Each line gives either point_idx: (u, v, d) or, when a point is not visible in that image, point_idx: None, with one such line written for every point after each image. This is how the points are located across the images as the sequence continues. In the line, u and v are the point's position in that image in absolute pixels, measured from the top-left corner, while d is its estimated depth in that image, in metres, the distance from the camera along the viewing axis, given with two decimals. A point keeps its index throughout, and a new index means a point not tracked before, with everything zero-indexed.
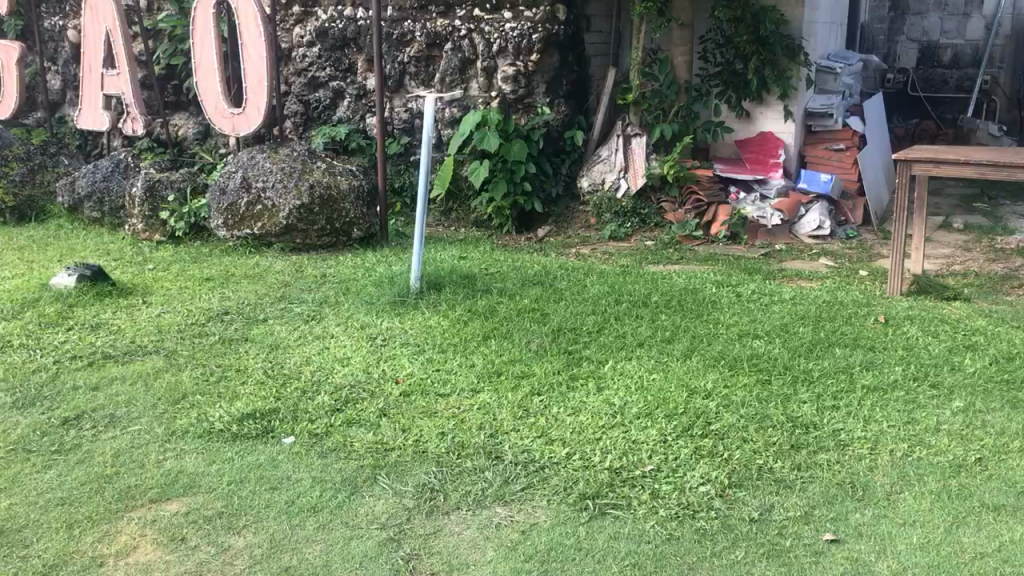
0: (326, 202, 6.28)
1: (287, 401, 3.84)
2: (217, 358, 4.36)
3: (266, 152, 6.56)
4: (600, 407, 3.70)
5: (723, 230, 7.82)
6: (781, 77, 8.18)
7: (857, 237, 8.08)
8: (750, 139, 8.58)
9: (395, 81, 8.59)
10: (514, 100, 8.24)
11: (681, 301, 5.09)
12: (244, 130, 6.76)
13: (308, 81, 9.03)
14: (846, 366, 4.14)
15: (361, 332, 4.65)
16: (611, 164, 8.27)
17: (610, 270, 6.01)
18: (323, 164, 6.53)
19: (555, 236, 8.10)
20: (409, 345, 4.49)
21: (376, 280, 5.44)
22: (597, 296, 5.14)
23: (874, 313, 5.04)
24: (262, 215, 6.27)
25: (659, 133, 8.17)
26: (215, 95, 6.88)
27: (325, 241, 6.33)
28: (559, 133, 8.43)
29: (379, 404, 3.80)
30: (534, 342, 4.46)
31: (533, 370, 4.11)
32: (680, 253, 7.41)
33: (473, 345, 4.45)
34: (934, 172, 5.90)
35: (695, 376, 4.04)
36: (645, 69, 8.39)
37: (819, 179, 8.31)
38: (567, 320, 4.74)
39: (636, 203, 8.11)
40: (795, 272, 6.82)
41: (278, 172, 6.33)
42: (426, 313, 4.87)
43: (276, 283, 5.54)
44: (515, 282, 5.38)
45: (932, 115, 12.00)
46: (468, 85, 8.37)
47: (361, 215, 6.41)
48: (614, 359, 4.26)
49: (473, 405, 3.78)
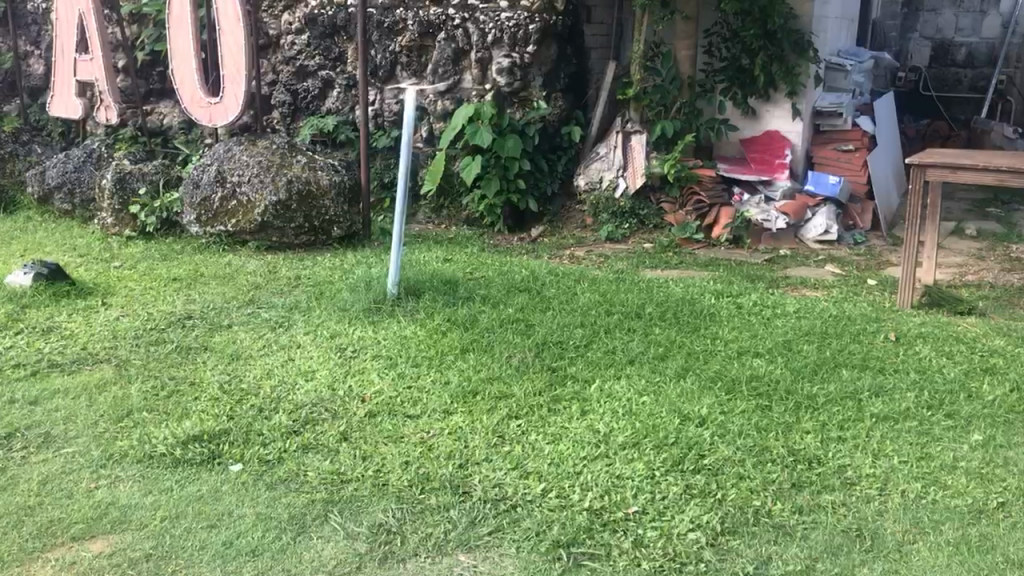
0: (305, 198, 5.95)
1: (240, 421, 3.51)
2: (170, 369, 4.03)
3: (244, 144, 6.27)
4: (582, 435, 3.36)
5: (725, 234, 7.49)
6: (789, 74, 7.82)
7: (865, 243, 7.75)
8: (755, 138, 8.20)
9: (386, 70, 8.28)
10: (509, 93, 7.86)
11: (677, 313, 4.74)
12: (221, 121, 6.42)
13: (297, 70, 8.70)
14: (853, 392, 3.79)
15: (329, 343, 4.31)
16: (609, 162, 7.90)
17: (603, 276, 5.65)
18: (303, 158, 6.20)
19: (549, 236, 7.76)
20: (380, 357, 4.15)
21: (352, 284, 5.10)
22: (588, 306, 4.80)
23: (885, 330, 4.69)
24: (237, 212, 5.96)
25: (661, 130, 7.81)
26: (191, 84, 6.56)
27: (303, 239, 6.00)
28: (555, 128, 8.07)
29: (341, 427, 3.46)
30: (515, 358, 4.12)
31: (511, 390, 3.76)
32: (678, 257, 7.07)
33: (449, 360, 4.11)
34: (951, 178, 5.53)
35: (689, 400, 3.69)
36: (647, 63, 8.03)
37: (827, 181, 7.94)
38: (553, 333, 4.40)
39: (635, 203, 7.77)
40: (799, 280, 6.48)
41: (254, 166, 6.02)
42: (402, 322, 4.53)
43: (246, 285, 5.22)
44: (501, 289, 5.04)
45: (943, 115, 11.69)
46: (462, 77, 8.02)
47: (341, 213, 6.07)
48: (602, 378, 3.92)
49: (443, 429, 3.44)
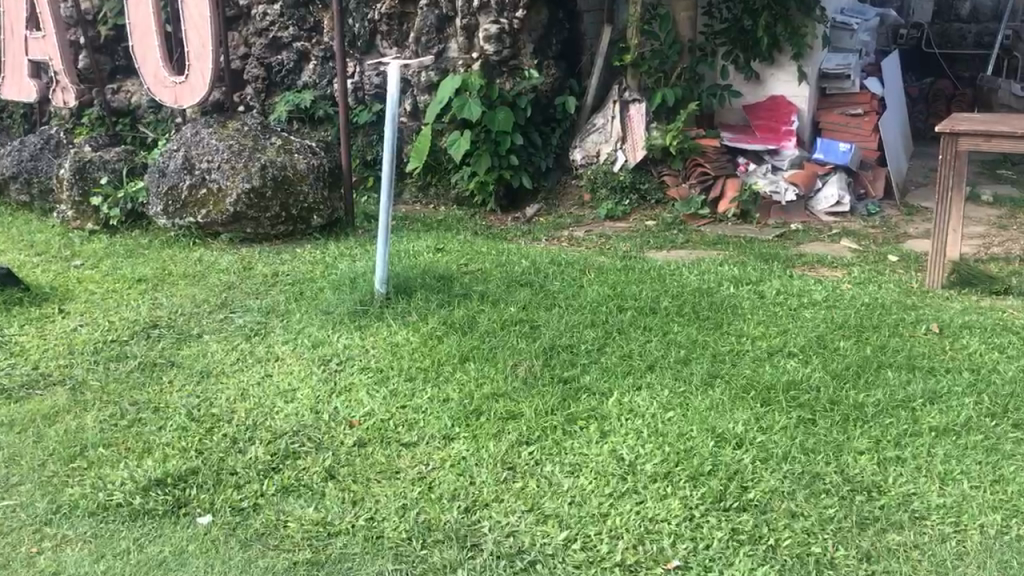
0: (281, 184, 5.44)
1: (210, 458, 3.06)
2: (133, 392, 3.56)
3: (213, 126, 5.76)
4: (606, 464, 2.92)
5: (732, 208, 7.01)
6: (795, 34, 7.37)
7: (880, 213, 7.31)
8: (759, 104, 7.74)
9: (365, 41, 7.85)
10: (498, 62, 7.31)
11: (696, 307, 4.28)
12: (189, 102, 5.90)
13: (270, 41, 8.17)
14: (906, 399, 3.37)
15: (311, 354, 3.85)
16: (606, 133, 7.47)
17: (607, 262, 5.20)
18: (278, 140, 5.71)
19: (544, 215, 7.30)
20: (369, 370, 3.69)
21: (336, 281, 4.63)
22: (598, 302, 4.34)
23: (926, 319, 4.25)
24: (207, 201, 5.44)
25: (661, 97, 7.28)
26: (153, 61, 5.99)
27: (280, 230, 5.50)
28: (548, 99, 7.58)
29: (327, 461, 3.00)
30: (521, 368, 3.66)
31: (520, 408, 3.31)
32: (684, 236, 6.63)
33: (448, 371, 3.65)
34: (985, 146, 5.06)
35: (721, 415, 3.26)
36: (645, 26, 7.49)
37: (838, 149, 7.45)
38: (562, 335, 3.96)
39: (635, 177, 7.30)
40: (816, 257, 6.05)
41: (225, 150, 5.51)
42: (393, 327, 4.06)
43: (218, 285, 4.75)
44: (499, 283, 4.58)
45: (947, 72, 11.16)
46: (447, 45, 7.46)
47: (321, 200, 5.58)
48: (620, 390, 3.47)
49: (444, 461, 3.00)
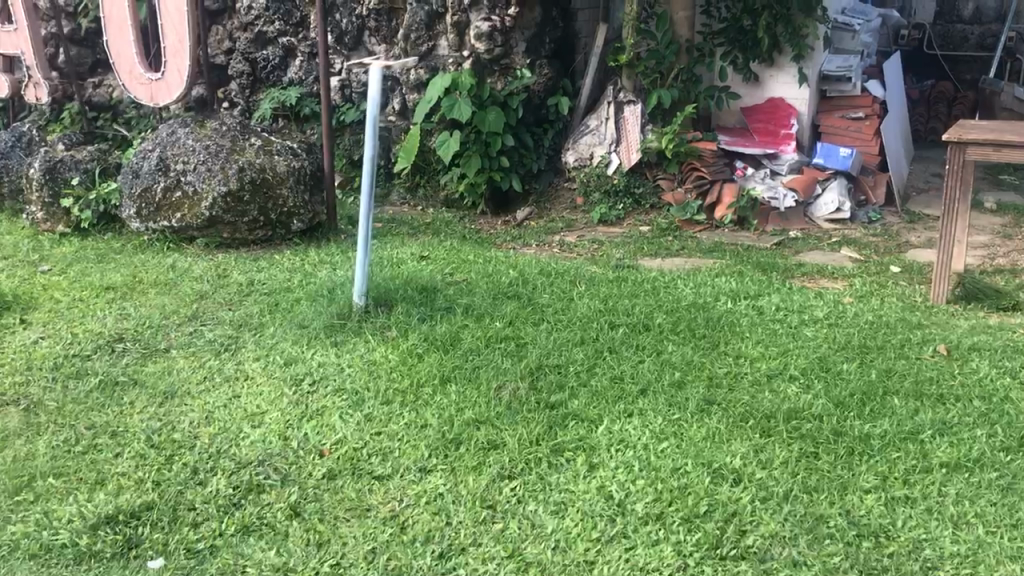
0: (259, 187, 5.22)
1: (168, 490, 2.84)
2: (91, 414, 3.34)
3: (191, 126, 5.54)
4: (594, 504, 2.71)
5: (729, 214, 6.79)
6: (795, 35, 7.16)
7: (880, 220, 7.11)
8: (757, 106, 7.53)
9: (353, 38, 7.62)
10: (489, 61, 7.08)
11: (692, 324, 4.07)
12: (164, 101, 5.67)
13: (255, 36, 7.93)
14: (915, 430, 3.15)
15: (283, 373, 3.63)
16: (601, 136, 7.23)
17: (599, 273, 4.97)
18: (258, 140, 5.49)
19: (535, 219, 7.09)
20: (344, 392, 3.48)
21: (314, 292, 4.41)
22: (589, 318, 4.12)
23: (933, 339, 4.04)
24: (182, 204, 5.22)
25: (657, 98, 7.06)
26: (128, 56, 5.75)
27: (259, 235, 5.29)
28: (541, 99, 7.35)
29: (292, 497, 2.79)
30: (505, 391, 3.45)
31: (502, 437, 3.09)
32: (680, 243, 6.42)
33: (427, 394, 3.43)
34: (994, 157, 4.84)
35: (718, 446, 3.05)
36: (641, 25, 7.26)
37: (839, 154, 7.27)
38: (550, 355, 3.74)
39: (629, 181, 7.09)
40: (815, 268, 5.85)
41: (202, 152, 5.28)
42: (371, 344, 3.84)
43: (191, 295, 4.52)
44: (485, 295, 4.36)
45: (948, 74, 10.99)
46: (437, 43, 7.24)
47: (302, 204, 5.35)
48: (610, 417, 3.26)
49: (420, 498, 2.78)
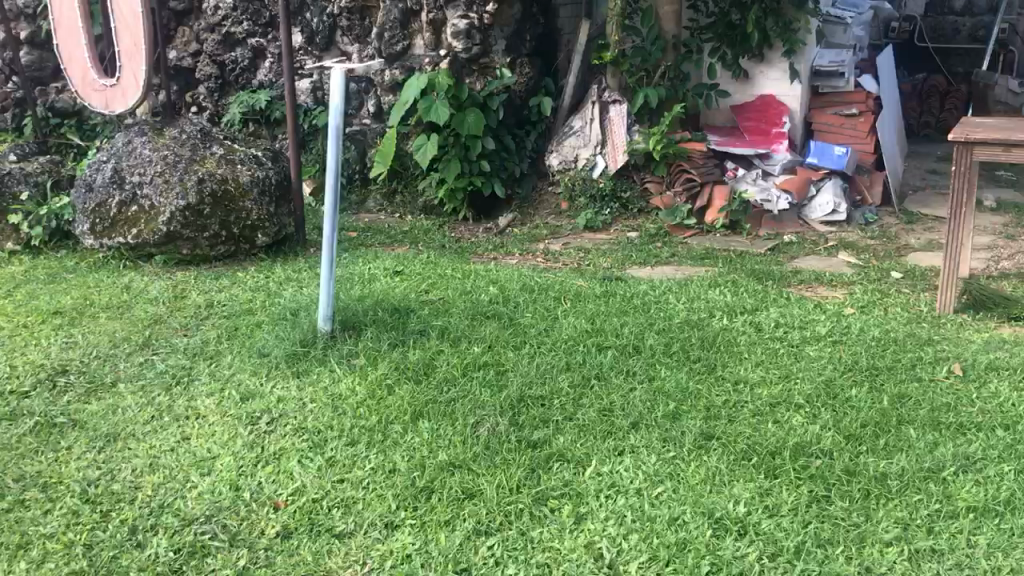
0: (220, 200, 4.89)
1: (99, 556, 2.51)
2: (21, 462, 3.01)
3: (148, 135, 5.20)
4: (580, 566, 2.40)
5: (721, 218, 6.49)
6: (786, 30, 6.89)
7: (877, 222, 6.82)
8: (748, 104, 7.24)
9: (325, 38, 7.28)
10: (467, 60, 6.76)
11: (686, 345, 3.75)
12: (119, 108, 5.31)
13: (223, 38, 7.58)
14: (937, 468, 2.85)
15: (239, 411, 3.31)
16: (585, 137, 6.91)
17: (585, 287, 4.64)
18: (220, 149, 5.15)
19: (519, 225, 6.77)
20: (306, 433, 3.15)
21: (278, 316, 4.08)
22: (574, 339, 3.80)
23: (946, 358, 3.74)
24: (138, 219, 4.88)
25: (643, 97, 6.75)
26: (81, 62, 5.40)
27: (220, 250, 4.96)
28: (522, 100, 7.04)
29: (240, 562, 2.46)
30: (483, 428, 3.13)
31: (479, 484, 2.78)
32: (669, 249, 6.12)
33: (397, 435, 3.12)
34: (1003, 157, 4.54)
35: (718, 491, 2.75)
36: (626, 21, 6.95)
37: (833, 153, 6.97)
38: (531, 384, 3.42)
39: (616, 184, 6.78)
40: (812, 275, 5.55)
41: (159, 162, 4.94)
42: (336, 374, 3.53)
43: (144, 319, 4.19)
44: (462, 315, 4.03)
45: (941, 67, 10.72)
46: (412, 42, 6.90)
47: (266, 216, 5.01)
48: (599, 457, 2.95)
49: (384, 561, 2.46)
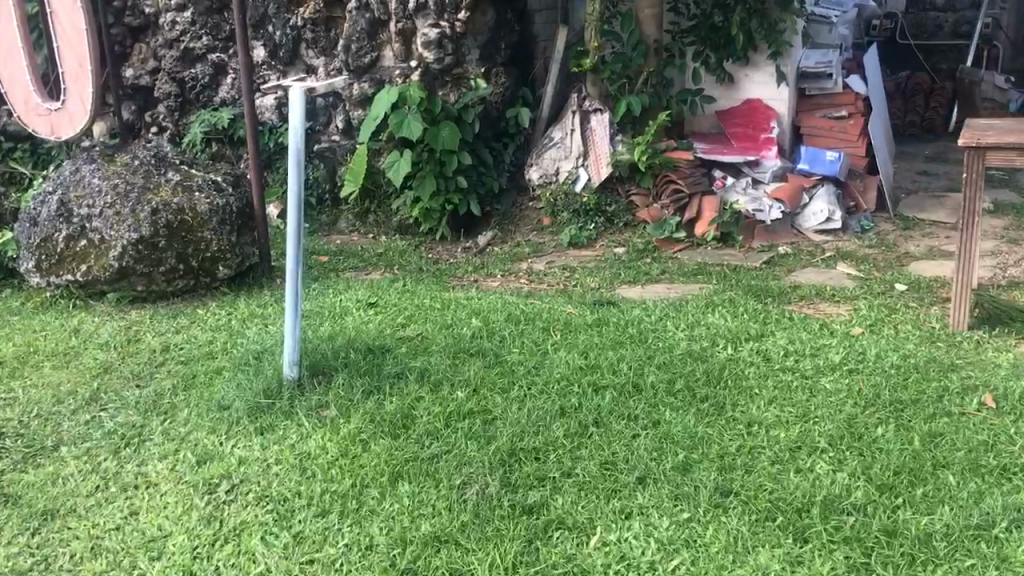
0: (177, 231, 4.51)
1: None
2: None
3: (97, 162, 4.82)
4: None
5: (712, 230, 6.16)
6: (772, 31, 6.58)
7: (874, 229, 6.52)
8: (734, 109, 6.93)
9: (289, 51, 6.90)
10: (440, 71, 6.40)
11: (691, 382, 3.42)
12: (66, 134, 4.92)
13: (182, 54, 7.18)
14: (987, 524, 2.52)
15: (195, 477, 2.95)
16: (565, 149, 6.57)
17: (575, 314, 4.29)
18: (176, 175, 4.78)
19: (499, 243, 6.42)
20: (271, 503, 2.79)
21: (240, 362, 3.71)
22: (567, 378, 3.44)
23: (975, 387, 3.41)
24: (87, 254, 4.49)
25: (626, 106, 6.41)
26: (22, 85, 5.01)
27: (178, 285, 4.56)
28: (498, 112, 6.68)
29: None
30: (471, 491, 2.78)
31: (469, 565, 2.44)
32: (659, 266, 5.79)
33: (373, 502, 2.76)
34: (1018, 163, 4.21)
35: (744, 563, 2.41)
36: (605, 25, 6.61)
37: (825, 158, 6.67)
38: (524, 433, 3.07)
39: (600, 198, 6.43)
40: (813, 290, 5.24)
41: (109, 192, 4.56)
42: (305, 429, 3.16)
43: (93, 367, 3.81)
44: (443, 353, 3.67)
45: (924, 65, 10.49)
46: (381, 53, 6.54)
47: (228, 247, 4.62)
48: (605, 523, 2.60)
49: None
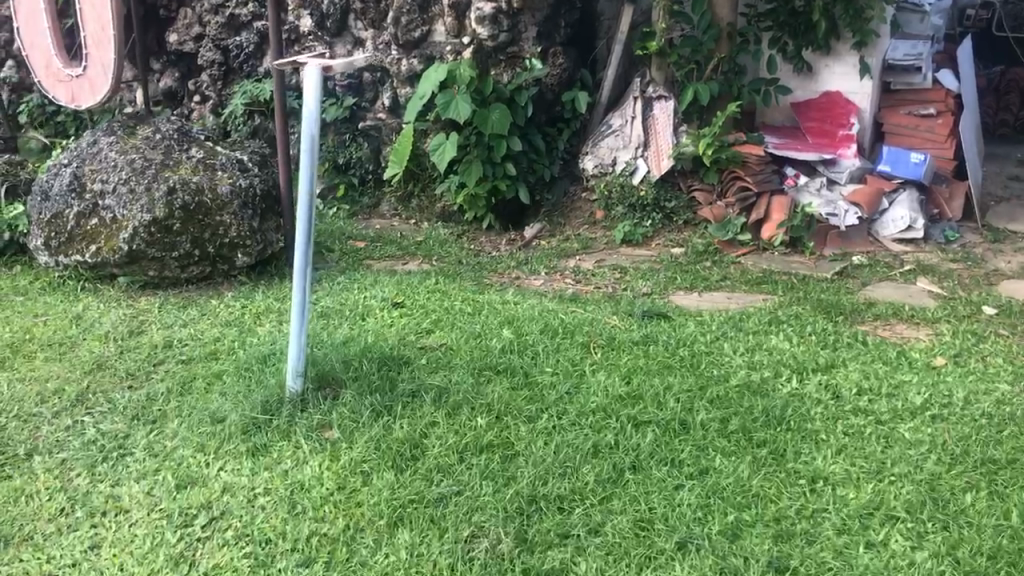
0: (194, 213, 4.17)
1: None
2: None
3: (117, 134, 4.50)
4: None
5: (780, 234, 5.64)
6: (857, 19, 6.01)
7: (959, 240, 5.94)
8: (811, 101, 6.38)
9: (336, 22, 6.51)
10: (493, 49, 5.96)
11: (747, 422, 2.97)
12: (86, 103, 4.62)
13: (227, 20, 6.84)
14: None
15: (171, 504, 2.59)
16: (624, 137, 6.10)
17: (620, 327, 3.84)
18: (199, 152, 4.44)
19: (547, 237, 5.99)
20: (252, 546, 2.42)
21: (244, 366, 3.35)
22: (604, 410, 3.01)
23: None
24: (98, 234, 4.18)
25: (693, 93, 5.91)
26: (44, 48, 4.71)
27: (192, 272, 4.24)
28: (554, 95, 6.23)
29: None
30: (480, 547, 2.37)
31: None
32: (720, 271, 5.31)
33: (366, 553, 2.37)
34: None
35: None
36: (675, 5, 6.09)
37: (908, 160, 6.10)
38: (549, 474, 2.66)
39: (659, 192, 5.96)
40: (890, 309, 4.72)
41: (126, 167, 4.24)
42: (301, 454, 2.79)
43: (87, 360, 3.48)
44: (468, 370, 3.27)
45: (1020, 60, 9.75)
46: (433, 28, 6.10)
47: (248, 233, 4.26)
48: None
49: None
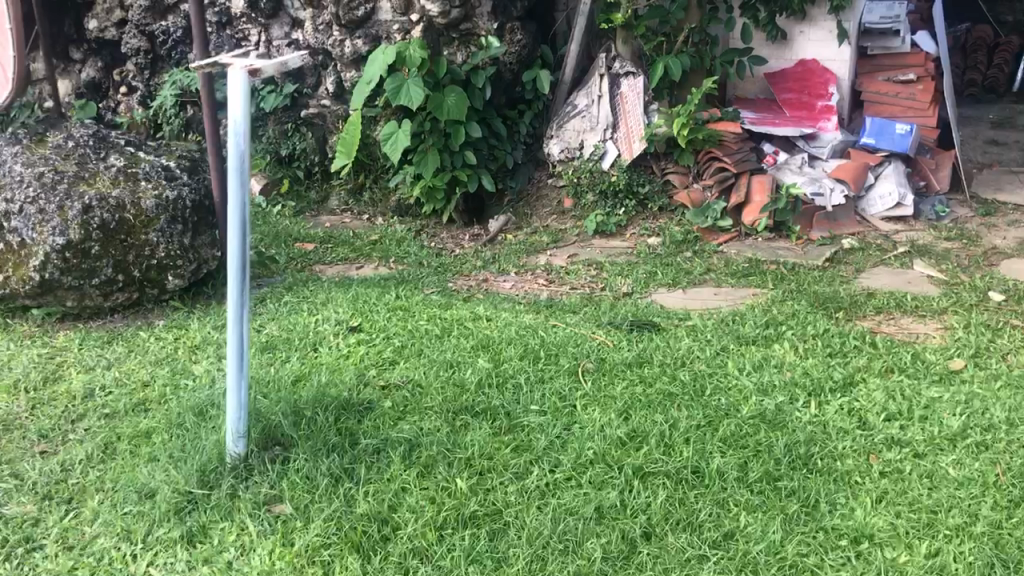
0: (115, 234, 3.64)
1: None
2: None
3: (23, 144, 3.94)
4: None
5: (763, 218, 5.22)
6: None
7: (949, 215, 5.59)
8: (786, 72, 5.96)
9: (270, 1, 5.91)
10: (445, 27, 5.43)
11: (770, 467, 2.56)
12: None
13: (150, 4, 6.12)
14: None
15: None
16: (592, 118, 5.64)
17: (607, 345, 3.39)
18: (119, 160, 3.90)
19: (514, 231, 5.54)
20: None
21: (179, 420, 2.87)
22: (603, 458, 2.58)
23: None
24: (4, 261, 3.62)
25: (663, 68, 5.45)
26: None
27: (116, 300, 3.72)
28: (514, 75, 5.72)
29: None
30: None
31: None
32: (703, 262, 4.90)
33: None
34: None
35: None
36: None
37: (893, 132, 5.71)
38: (547, 553, 2.22)
39: (631, 177, 5.51)
40: (892, 298, 4.33)
41: (33, 182, 3.68)
42: (248, 540, 2.32)
43: None
44: (441, 415, 2.81)
45: (986, 17, 9.43)
46: (377, 5, 5.47)
47: (178, 252, 3.75)
48: None
49: None
